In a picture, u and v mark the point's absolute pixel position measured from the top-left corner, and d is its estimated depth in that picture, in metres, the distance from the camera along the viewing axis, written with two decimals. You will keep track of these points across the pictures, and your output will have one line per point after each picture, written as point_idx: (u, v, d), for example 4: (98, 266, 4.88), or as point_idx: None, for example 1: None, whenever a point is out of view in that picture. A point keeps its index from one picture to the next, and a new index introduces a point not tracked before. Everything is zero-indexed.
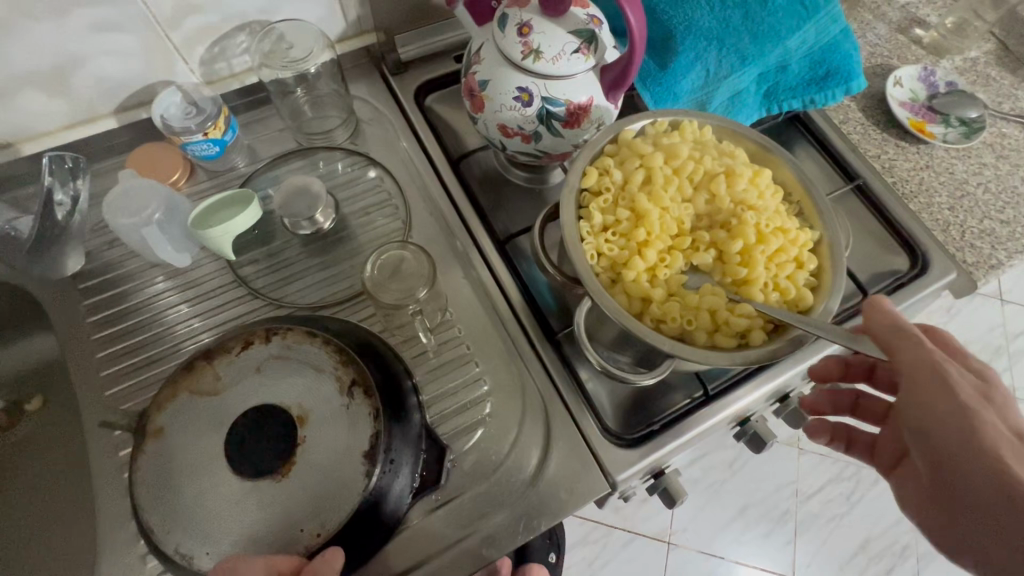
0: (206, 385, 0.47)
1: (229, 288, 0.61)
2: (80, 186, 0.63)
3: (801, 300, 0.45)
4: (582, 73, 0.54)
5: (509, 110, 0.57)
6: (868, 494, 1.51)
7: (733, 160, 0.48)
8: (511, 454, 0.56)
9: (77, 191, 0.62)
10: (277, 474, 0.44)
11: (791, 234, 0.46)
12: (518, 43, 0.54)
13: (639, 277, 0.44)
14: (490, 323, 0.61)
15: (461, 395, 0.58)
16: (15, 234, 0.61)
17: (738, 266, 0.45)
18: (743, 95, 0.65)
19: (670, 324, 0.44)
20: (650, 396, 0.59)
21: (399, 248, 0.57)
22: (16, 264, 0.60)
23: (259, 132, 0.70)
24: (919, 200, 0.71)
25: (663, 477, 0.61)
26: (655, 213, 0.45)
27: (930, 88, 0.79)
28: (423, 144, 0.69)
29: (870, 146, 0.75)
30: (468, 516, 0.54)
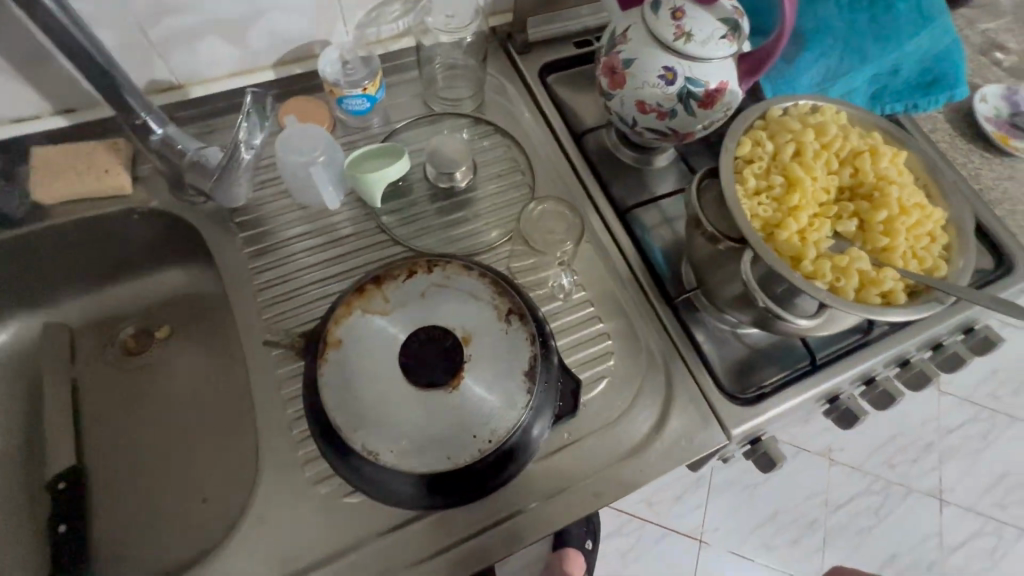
0: (377, 305, 0.51)
1: (370, 235, 0.66)
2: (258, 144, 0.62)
3: (936, 270, 0.49)
4: (723, 58, 0.59)
5: (651, 87, 0.62)
6: (897, 510, 1.54)
7: (875, 142, 0.53)
8: (634, 405, 0.59)
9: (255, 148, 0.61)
10: (447, 386, 0.48)
11: (927, 210, 0.50)
12: (671, 26, 0.59)
13: (792, 236, 0.49)
14: (612, 284, 0.65)
15: (588, 346, 0.62)
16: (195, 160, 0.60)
17: (880, 234, 0.49)
18: (855, 94, 0.69)
19: (821, 280, 0.48)
20: (756, 362, 0.64)
21: (538, 205, 0.66)
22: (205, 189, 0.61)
23: (394, 96, 0.75)
24: (1003, 207, 0.76)
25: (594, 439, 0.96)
26: (806, 181, 0.50)
27: (1013, 106, 0.83)
28: (546, 118, 0.75)
29: (958, 154, 0.80)
30: (599, 455, 0.57)
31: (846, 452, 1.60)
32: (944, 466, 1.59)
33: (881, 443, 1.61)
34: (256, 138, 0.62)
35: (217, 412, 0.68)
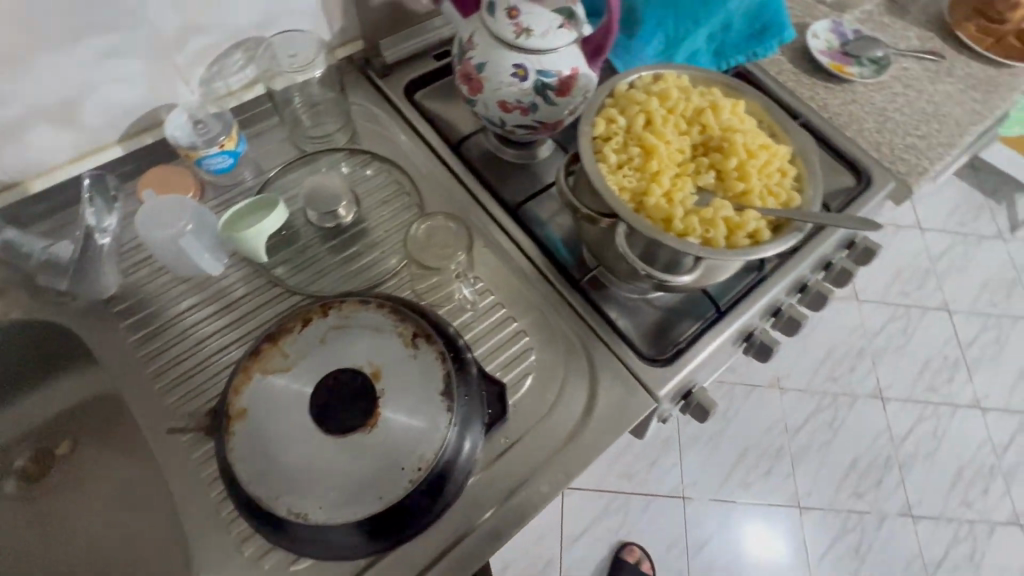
0: (276, 364, 0.50)
1: (264, 292, 0.64)
2: (111, 225, 0.61)
3: (791, 201, 0.53)
4: (566, 46, 0.62)
5: (507, 87, 0.63)
6: (847, 417, 1.69)
7: (715, 96, 0.56)
8: (563, 393, 0.60)
9: (110, 229, 0.61)
10: (364, 427, 0.47)
11: (772, 149, 0.54)
12: (509, 25, 0.60)
13: (659, 201, 0.51)
14: (517, 281, 0.66)
15: (507, 348, 0.62)
16: (55, 259, 0.59)
17: (736, 180, 0.52)
18: (697, 56, 0.74)
19: (693, 235, 0.50)
20: (668, 322, 0.66)
21: (425, 223, 0.66)
22: (61, 287, 0.60)
23: (261, 145, 0.73)
24: (853, 128, 0.84)
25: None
26: (661, 146, 0.53)
27: (841, 37, 0.92)
28: (420, 135, 0.75)
29: (805, 89, 0.86)
30: (541, 450, 0.58)
31: (791, 378, 1.73)
32: (878, 368, 1.78)
33: (822, 360, 1.77)
34: (108, 221, 0.62)
35: (136, 522, 0.61)
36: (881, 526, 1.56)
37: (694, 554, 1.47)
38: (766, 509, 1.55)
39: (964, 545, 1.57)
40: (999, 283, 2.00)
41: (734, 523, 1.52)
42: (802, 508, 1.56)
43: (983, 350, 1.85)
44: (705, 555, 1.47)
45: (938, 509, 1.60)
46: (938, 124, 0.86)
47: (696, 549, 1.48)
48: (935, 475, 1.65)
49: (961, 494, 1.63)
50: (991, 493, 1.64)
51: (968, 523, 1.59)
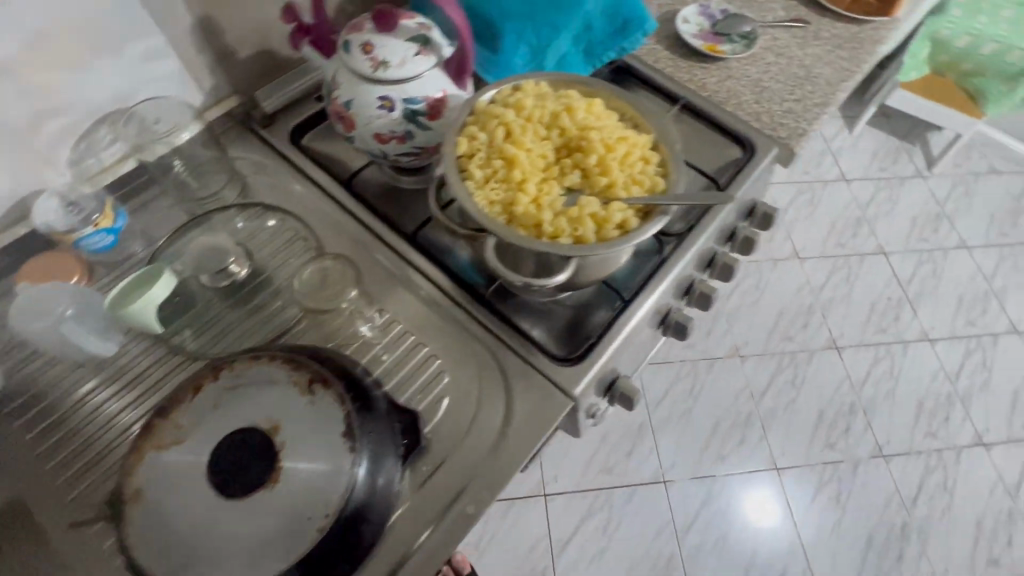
0: (169, 437, 0.49)
1: (165, 363, 0.62)
2: None
3: (656, 187, 0.55)
4: (427, 71, 0.63)
5: (378, 119, 0.64)
6: (807, 373, 1.75)
7: (571, 98, 0.58)
8: (480, 409, 0.61)
9: None
10: (267, 484, 0.47)
11: (631, 141, 0.56)
12: (366, 60, 0.61)
13: (527, 208, 0.52)
14: (422, 306, 0.66)
15: (420, 375, 0.62)
16: None
17: (599, 176, 0.54)
18: (569, 58, 0.77)
19: (563, 236, 0.52)
20: (578, 319, 0.68)
21: (317, 265, 0.67)
22: None
23: (149, 215, 0.72)
24: (732, 103, 0.87)
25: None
26: (522, 155, 0.54)
27: (710, 18, 0.96)
28: (313, 181, 0.74)
29: (683, 73, 0.90)
30: (463, 470, 0.58)
31: (749, 345, 1.78)
32: (828, 319, 1.85)
33: (775, 322, 1.83)
34: None
35: None
36: (857, 472, 1.61)
37: (683, 535, 1.48)
38: (746, 477, 1.57)
39: (937, 475, 1.62)
40: (925, 220, 2.12)
41: (717, 497, 1.54)
42: (779, 468, 1.59)
43: (921, 286, 1.95)
44: (694, 534, 1.49)
45: (906, 445, 1.66)
46: (810, 85, 0.90)
47: (685, 529, 1.49)
48: (897, 412, 1.71)
49: (925, 426, 1.69)
50: (952, 419, 1.71)
51: (937, 452, 1.65)
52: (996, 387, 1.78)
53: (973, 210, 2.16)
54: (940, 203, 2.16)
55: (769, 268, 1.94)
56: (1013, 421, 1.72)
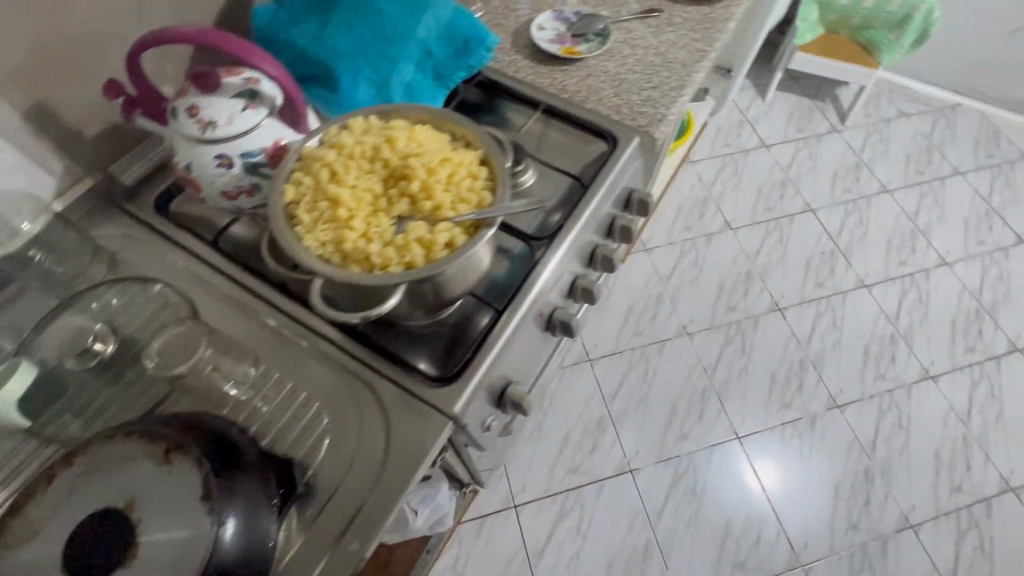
0: (24, 530, 0.50)
1: (37, 452, 0.63)
2: None
3: (483, 201, 0.57)
4: (259, 123, 0.64)
5: (219, 177, 0.64)
6: (755, 338, 1.79)
7: (393, 129, 0.59)
8: (361, 442, 0.61)
9: None
10: (125, 562, 0.48)
11: (455, 160, 0.58)
12: (193, 123, 0.62)
13: (355, 243, 0.53)
14: (298, 351, 0.67)
15: (299, 420, 0.63)
16: None
17: (425, 200, 0.56)
18: (417, 85, 0.78)
19: (393, 266, 0.53)
20: (455, 337, 0.69)
21: (176, 327, 0.65)
22: None
23: (16, 308, 0.71)
24: (593, 99, 0.90)
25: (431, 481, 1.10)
26: (346, 193, 0.55)
27: (565, 21, 0.99)
28: (186, 248, 0.74)
29: (544, 78, 0.92)
30: (347, 507, 0.58)
31: (695, 321, 1.81)
32: (767, 282, 1.90)
33: (717, 294, 1.87)
34: None
35: None
36: (815, 427, 1.64)
37: (656, 520, 1.50)
38: (710, 450, 1.59)
39: (891, 415, 1.66)
40: (846, 171, 2.19)
41: (684, 476, 1.55)
42: (740, 437, 1.62)
43: (851, 236, 2.01)
44: (666, 517, 1.50)
45: (858, 391, 1.70)
46: (667, 71, 0.94)
47: (657, 514, 1.50)
48: (845, 362, 1.75)
49: (873, 369, 1.74)
50: (898, 358, 1.76)
51: (887, 393, 1.70)
52: (935, 320, 1.84)
53: (890, 154, 2.24)
54: (857, 153, 2.24)
55: (705, 243, 1.98)
56: (955, 350, 1.78)
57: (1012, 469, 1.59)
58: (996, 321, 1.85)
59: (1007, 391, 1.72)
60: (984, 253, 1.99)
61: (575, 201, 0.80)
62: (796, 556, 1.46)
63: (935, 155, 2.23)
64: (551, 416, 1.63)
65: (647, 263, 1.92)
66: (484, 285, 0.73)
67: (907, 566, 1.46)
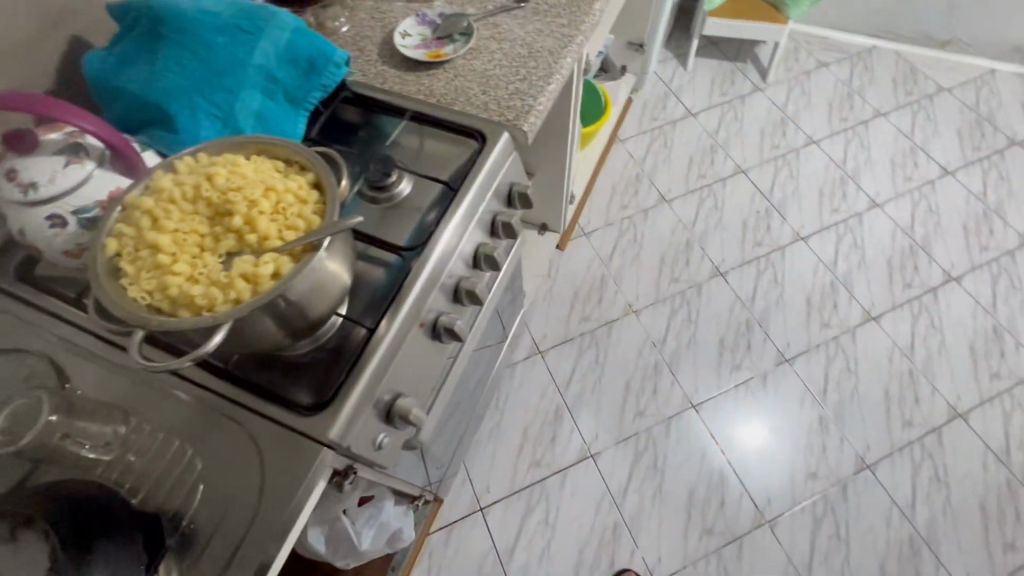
0: None
1: None
2: None
3: (312, 225, 0.56)
4: (88, 177, 0.63)
5: (55, 238, 0.62)
6: (701, 305, 1.81)
7: (216, 166, 0.59)
8: (236, 483, 0.61)
9: None
10: None
11: (280, 187, 0.57)
12: (14, 187, 0.60)
13: (178, 287, 0.52)
14: (166, 400, 0.65)
15: (173, 469, 0.62)
16: None
17: (249, 233, 0.55)
18: (268, 112, 0.75)
19: (221, 304, 0.52)
20: (333, 360, 0.67)
21: (34, 397, 0.67)
22: None
23: None
24: (461, 100, 0.89)
25: (374, 500, 1.10)
26: (167, 237, 0.54)
27: (430, 25, 0.98)
28: (49, 309, 0.70)
29: (410, 85, 0.91)
30: (225, 549, 0.58)
31: (640, 297, 1.82)
32: (707, 249, 1.92)
33: (659, 268, 1.88)
34: None
35: None
36: (766, 384, 1.66)
37: (622, 500, 1.51)
38: (668, 423, 1.61)
39: (838, 361, 1.69)
40: (773, 128, 2.21)
41: (645, 452, 1.57)
42: (696, 405, 1.63)
43: (783, 191, 2.04)
44: (631, 495, 1.51)
45: (805, 343, 1.73)
46: (534, 60, 0.93)
47: (622, 494, 1.51)
48: (790, 315, 1.78)
49: (817, 319, 1.76)
50: (840, 304, 1.79)
51: (833, 340, 1.73)
52: (872, 261, 1.87)
53: (813, 105, 2.27)
54: (782, 108, 2.26)
55: (642, 219, 1.99)
56: (894, 288, 1.82)
57: (959, 395, 1.64)
58: (930, 254, 1.89)
59: (947, 320, 1.76)
60: (912, 189, 2.03)
61: (448, 205, 0.79)
62: (761, 513, 1.48)
63: (857, 100, 2.27)
64: (508, 414, 1.63)
65: (588, 247, 1.93)
66: (359, 304, 0.72)
67: (867, 505, 1.49)
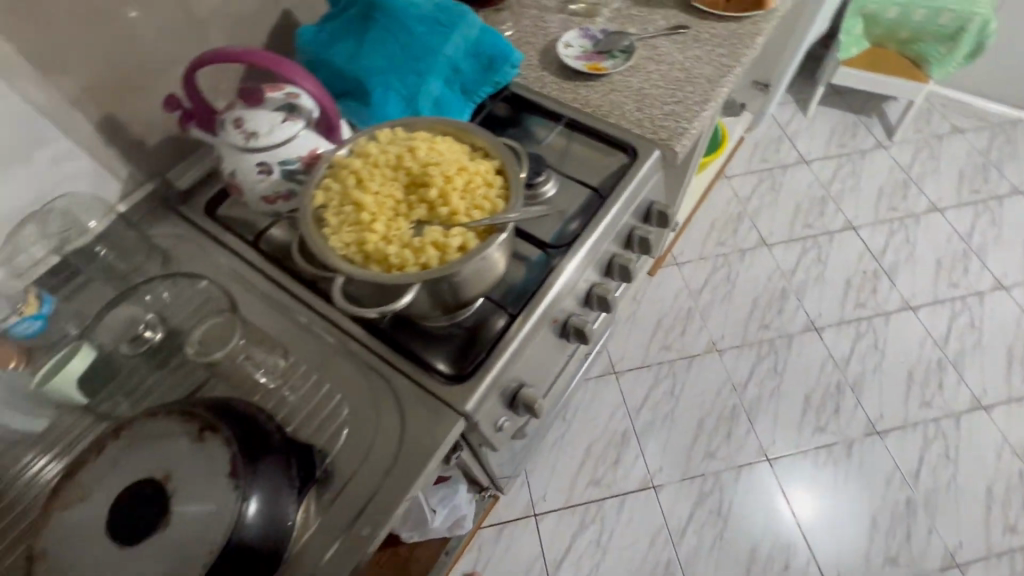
0: (72, 496, 0.55)
1: (77, 421, 0.70)
2: None
3: (497, 208, 0.60)
4: (298, 134, 0.70)
5: (260, 183, 0.70)
6: (790, 358, 1.73)
7: (415, 141, 0.64)
8: (378, 435, 0.65)
9: None
10: (158, 528, 0.52)
11: (471, 169, 0.62)
12: (238, 133, 0.68)
13: (375, 244, 0.57)
14: (322, 346, 0.72)
15: (322, 410, 0.67)
16: None
17: (441, 206, 0.59)
18: (445, 100, 0.81)
19: (410, 266, 0.57)
20: (472, 338, 0.71)
21: (221, 320, 0.73)
22: None
23: (80, 298, 0.78)
24: (615, 113, 0.92)
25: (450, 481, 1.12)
26: (370, 197, 0.60)
27: (591, 39, 1.02)
28: (232, 249, 0.79)
29: (567, 93, 0.95)
30: (362, 494, 0.62)
31: (725, 337, 1.78)
32: (804, 300, 1.84)
33: (749, 310, 1.83)
34: None
35: None
36: (851, 453, 1.57)
37: (678, 539, 1.46)
38: (737, 471, 1.55)
39: (936, 445, 1.57)
40: (893, 188, 2.10)
41: (710, 495, 1.52)
42: (770, 458, 1.57)
43: (897, 254, 1.93)
44: (689, 537, 1.46)
45: (901, 417, 1.61)
46: (691, 85, 0.95)
47: (680, 533, 1.47)
48: (888, 386, 1.67)
49: (918, 396, 1.65)
50: (946, 385, 1.66)
51: (934, 422, 1.61)
52: (989, 346, 1.73)
53: (941, 171, 2.14)
54: (905, 169, 2.15)
55: (739, 259, 1.94)
56: (1010, 378, 1.67)
57: None
58: None
59: None
60: None
61: (593, 211, 0.82)
62: None
63: (992, 172, 2.12)
64: (574, 427, 1.63)
65: (678, 277, 1.90)
66: (501, 289, 0.75)
67: None
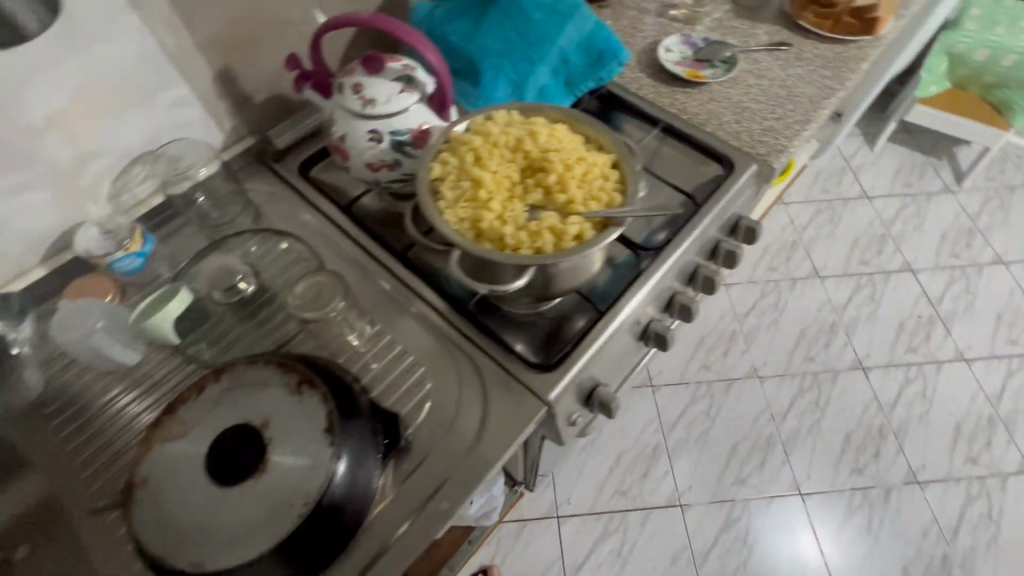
0: (175, 431, 0.57)
1: (166, 361, 0.71)
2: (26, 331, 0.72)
3: (613, 201, 0.59)
4: (412, 106, 0.70)
5: (368, 150, 0.71)
6: (833, 394, 1.69)
7: (534, 126, 0.64)
8: (459, 413, 0.65)
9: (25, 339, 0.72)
10: (255, 473, 0.53)
11: (590, 160, 0.61)
12: (356, 99, 0.69)
13: (491, 223, 0.58)
14: (408, 318, 0.72)
15: (405, 381, 0.68)
16: None
17: (559, 193, 0.59)
18: (549, 90, 0.82)
19: (524, 249, 0.57)
20: (558, 330, 0.70)
21: (315, 281, 0.74)
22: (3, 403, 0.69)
23: (175, 242, 0.81)
24: (712, 123, 0.91)
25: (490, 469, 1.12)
26: (488, 176, 0.60)
27: (692, 46, 1.00)
28: (323, 212, 0.80)
29: (664, 98, 0.94)
30: (441, 469, 0.62)
31: (768, 365, 1.74)
32: (853, 337, 1.80)
33: (795, 340, 1.79)
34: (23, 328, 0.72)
35: None
36: (888, 500, 1.52)
37: (701, 561, 1.44)
38: (768, 501, 1.52)
39: (979, 504, 1.52)
40: (957, 235, 2.03)
41: (737, 522, 1.49)
42: (803, 493, 1.53)
43: (955, 303, 1.87)
44: (712, 561, 1.44)
45: (944, 471, 1.56)
46: (793, 103, 0.93)
47: (702, 555, 1.45)
48: (933, 436, 1.62)
49: (963, 451, 1.59)
50: (995, 444, 1.61)
51: (978, 480, 1.55)
52: None
53: (1010, 224, 2.06)
54: (972, 217, 2.08)
55: (789, 288, 1.90)
56: None
57: None
58: None
59: None
60: None
61: (686, 218, 0.81)
62: None
63: None
64: (605, 434, 1.62)
65: (725, 298, 1.87)
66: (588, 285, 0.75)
67: None
